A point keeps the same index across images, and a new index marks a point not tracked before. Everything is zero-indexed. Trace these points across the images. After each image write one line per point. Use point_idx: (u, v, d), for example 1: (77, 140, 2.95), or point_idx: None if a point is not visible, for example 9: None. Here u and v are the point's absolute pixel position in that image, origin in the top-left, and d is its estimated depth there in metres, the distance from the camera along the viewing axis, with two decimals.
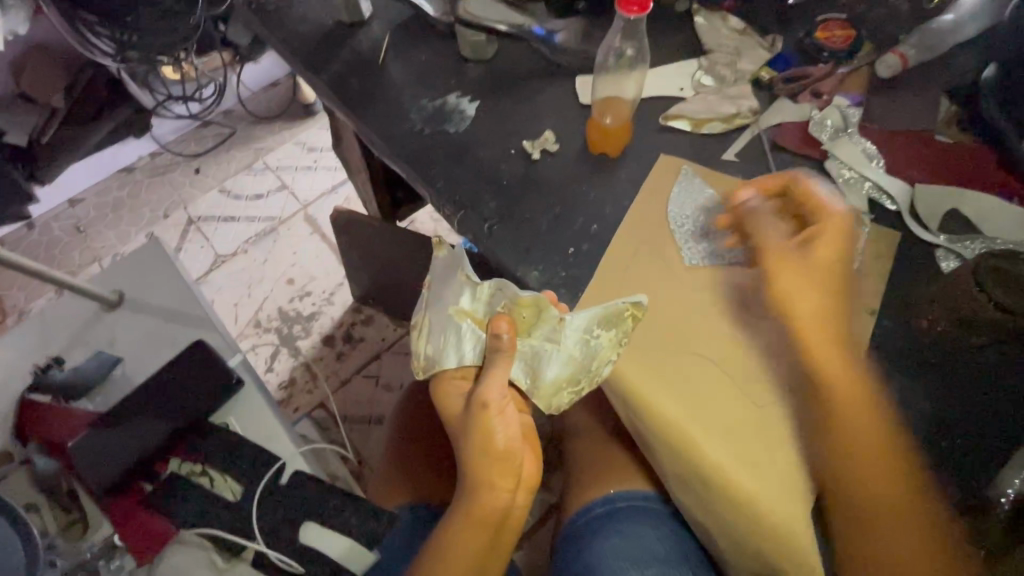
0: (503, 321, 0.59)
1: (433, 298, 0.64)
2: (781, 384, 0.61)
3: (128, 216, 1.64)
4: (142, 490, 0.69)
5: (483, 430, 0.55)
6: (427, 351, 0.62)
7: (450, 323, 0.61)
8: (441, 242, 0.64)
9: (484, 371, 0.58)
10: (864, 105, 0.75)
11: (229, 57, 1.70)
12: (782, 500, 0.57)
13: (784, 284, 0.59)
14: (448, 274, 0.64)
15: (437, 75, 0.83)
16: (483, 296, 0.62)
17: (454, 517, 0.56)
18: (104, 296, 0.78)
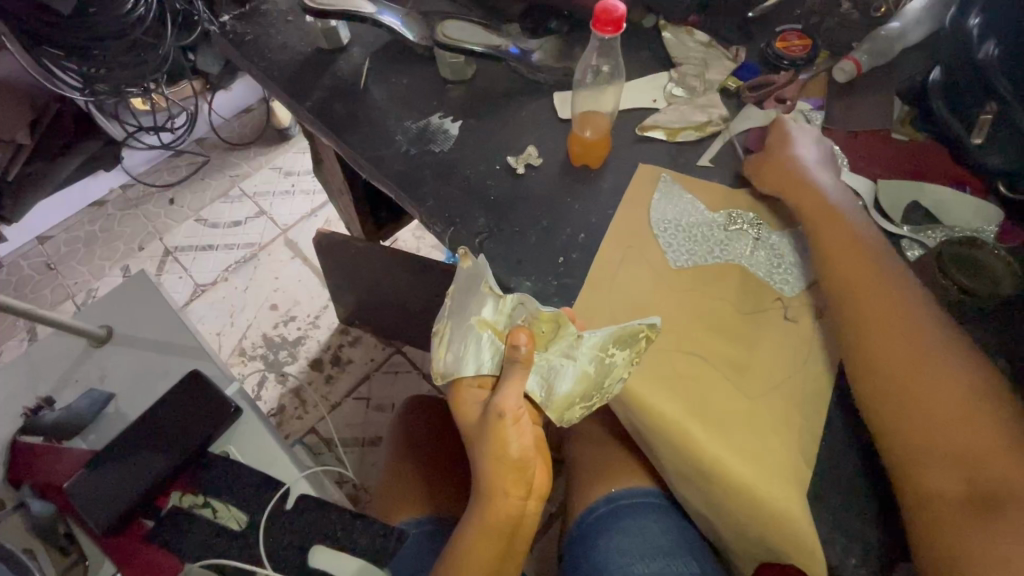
0: (523, 333, 0.59)
1: (455, 307, 0.64)
2: (770, 377, 0.64)
3: (102, 250, 1.61)
4: (143, 527, 0.68)
5: (498, 439, 0.55)
6: (446, 359, 0.63)
7: (472, 332, 0.62)
8: (466, 253, 0.63)
9: (501, 381, 0.58)
10: (824, 109, 0.80)
11: (201, 86, 1.69)
12: (782, 487, 0.58)
13: (783, 183, 0.71)
14: (469, 291, 0.63)
15: (419, 97, 0.85)
16: (505, 308, 0.63)
17: (468, 526, 0.58)
18: (93, 332, 0.77)
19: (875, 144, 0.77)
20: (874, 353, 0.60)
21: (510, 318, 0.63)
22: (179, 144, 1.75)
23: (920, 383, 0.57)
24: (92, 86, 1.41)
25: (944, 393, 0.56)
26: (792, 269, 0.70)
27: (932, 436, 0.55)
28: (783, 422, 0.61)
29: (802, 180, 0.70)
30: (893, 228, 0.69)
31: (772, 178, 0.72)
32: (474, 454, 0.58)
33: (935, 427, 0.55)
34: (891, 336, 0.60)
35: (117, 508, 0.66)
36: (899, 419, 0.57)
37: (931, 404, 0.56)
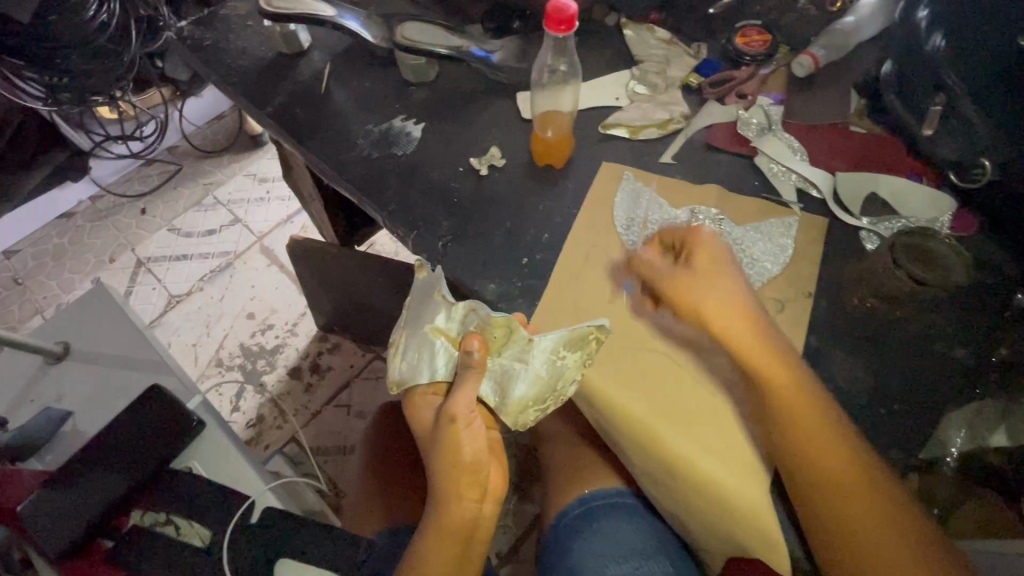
0: (475, 339, 0.59)
1: (408, 314, 0.62)
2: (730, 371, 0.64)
3: (71, 263, 1.57)
4: (102, 548, 0.66)
5: (450, 443, 0.55)
6: (403, 367, 0.62)
7: (427, 341, 0.61)
8: (422, 263, 0.62)
9: (455, 387, 0.58)
10: (785, 102, 0.81)
11: (169, 93, 1.66)
12: (735, 476, 0.59)
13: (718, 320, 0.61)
14: (424, 300, 0.62)
15: (381, 99, 0.85)
16: (457, 314, 0.62)
17: (427, 532, 0.57)
18: (48, 348, 0.75)
19: (834, 137, 0.77)
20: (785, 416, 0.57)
21: (466, 322, 0.62)
22: (149, 152, 1.71)
23: (824, 434, 0.56)
24: (55, 96, 1.37)
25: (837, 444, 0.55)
26: (756, 262, 0.69)
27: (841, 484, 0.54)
28: (739, 416, 0.62)
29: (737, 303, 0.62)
30: (852, 220, 0.71)
31: (719, 293, 0.62)
32: (429, 460, 0.58)
33: (843, 473, 0.55)
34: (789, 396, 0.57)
35: (74, 530, 0.64)
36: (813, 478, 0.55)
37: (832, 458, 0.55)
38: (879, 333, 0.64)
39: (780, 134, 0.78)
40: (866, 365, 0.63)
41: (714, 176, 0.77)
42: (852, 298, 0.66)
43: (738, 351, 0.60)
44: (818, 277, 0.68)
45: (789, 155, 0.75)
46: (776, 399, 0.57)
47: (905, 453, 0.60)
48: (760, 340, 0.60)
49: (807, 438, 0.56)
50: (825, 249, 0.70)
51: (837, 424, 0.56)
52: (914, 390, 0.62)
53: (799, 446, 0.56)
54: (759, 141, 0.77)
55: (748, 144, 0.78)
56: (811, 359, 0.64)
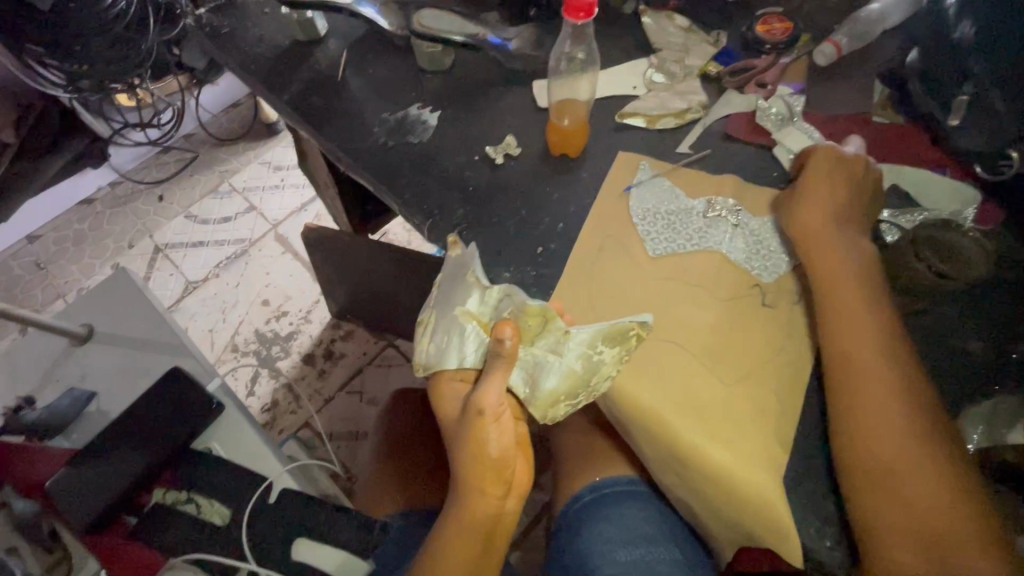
0: (508, 326, 0.57)
1: (441, 293, 0.64)
2: (751, 368, 0.63)
3: (92, 249, 1.60)
4: (125, 525, 0.69)
5: (476, 437, 0.55)
6: (429, 348, 0.63)
7: (457, 324, 0.62)
8: (457, 241, 0.64)
9: (484, 377, 0.58)
10: (805, 92, 0.80)
11: (186, 81, 1.67)
12: (752, 475, 0.57)
13: (804, 227, 0.67)
14: (455, 281, 0.64)
15: (397, 87, 0.85)
16: (490, 300, 0.63)
17: (447, 524, 0.58)
18: (74, 330, 0.77)
19: (855, 128, 0.76)
20: (838, 331, 0.61)
21: (493, 309, 0.63)
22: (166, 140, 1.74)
23: (873, 351, 0.60)
24: (75, 83, 1.40)
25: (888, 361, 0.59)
26: (773, 255, 0.69)
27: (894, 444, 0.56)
28: (762, 414, 0.61)
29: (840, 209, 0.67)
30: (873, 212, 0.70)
31: (818, 200, 0.67)
32: (453, 448, 0.58)
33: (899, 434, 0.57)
34: (871, 342, 0.60)
35: (99, 507, 0.66)
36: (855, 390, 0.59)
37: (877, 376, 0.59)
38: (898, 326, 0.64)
39: (800, 125, 0.76)
40: None
41: (731, 167, 0.76)
42: None
43: (819, 278, 0.64)
44: None
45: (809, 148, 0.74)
46: (855, 345, 0.60)
47: None
48: (845, 274, 0.63)
49: (866, 384, 0.59)
50: None
51: (896, 345, 0.60)
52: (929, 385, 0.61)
53: (857, 388, 0.59)
54: (779, 134, 0.76)
55: (767, 136, 0.77)
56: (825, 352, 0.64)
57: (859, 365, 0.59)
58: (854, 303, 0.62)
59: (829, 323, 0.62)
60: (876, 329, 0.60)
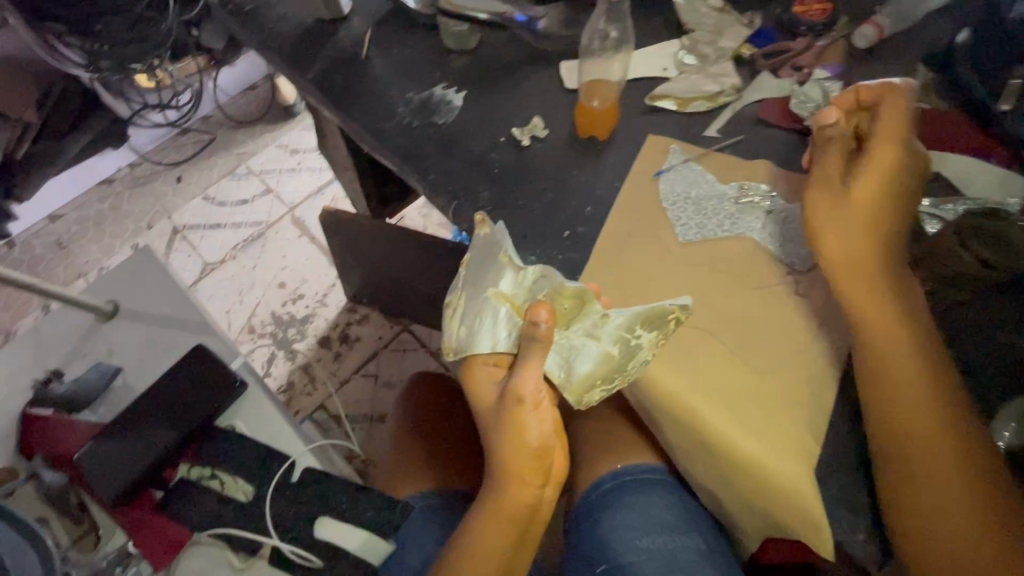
0: (543, 309, 0.55)
1: (471, 274, 0.62)
2: (786, 359, 0.62)
3: (112, 229, 1.61)
4: (152, 498, 0.69)
5: (517, 425, 0.55)
6: (459, 331, 0.61)
7: (488, 305, 0.60)
8: (484, 220, 0.62)
9: (520, 362, 0.56)
10: (844, 77, 0.77)
11: (205, 62, 1.67)
12: (781, 465, 0.57)
13: (842, 233, 0.62)
14: (486, 258, 0.62)
15: (422, 67, 0.83)
16: (523, 281, 0.61)
17: (479, 510, 0.58)
18: (100, 307, 0.78)
19: (895, 113, 0.73)
20: (868, 343, 0.59)
21: (522, 291, 0.61)
22: (185, 121, 1.73)
23: (906, 362, 0.57)
24: (96, 63, 1.39)
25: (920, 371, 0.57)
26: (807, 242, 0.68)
27: (924, 457, 0.55)
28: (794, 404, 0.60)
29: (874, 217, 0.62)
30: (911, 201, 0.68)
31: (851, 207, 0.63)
32: (489, 435, 0.57)
33: (931, 448, 0.55)
34: (895, 352, 0.58)
35: (127, 480, 0.67)
36: (888, 406, 0.57)
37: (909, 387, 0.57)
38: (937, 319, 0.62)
39: None
40: None
41: (765, 152, 0.74)
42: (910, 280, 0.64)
43: (847, 289, 0.61)
44: None
45: None
46: (887, 358, 0.58)
47: None
48: (877, 286, 0.60)
49: (898, 396, 0.57)
50: None
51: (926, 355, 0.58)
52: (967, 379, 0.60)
53: (890, 402, 0.57)
54: (815, 121, 0.73)
55: (801, 122, 0.74)
56: None
57: (892, 383, 0.57)
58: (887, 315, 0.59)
59: (860, 333, 0.59)
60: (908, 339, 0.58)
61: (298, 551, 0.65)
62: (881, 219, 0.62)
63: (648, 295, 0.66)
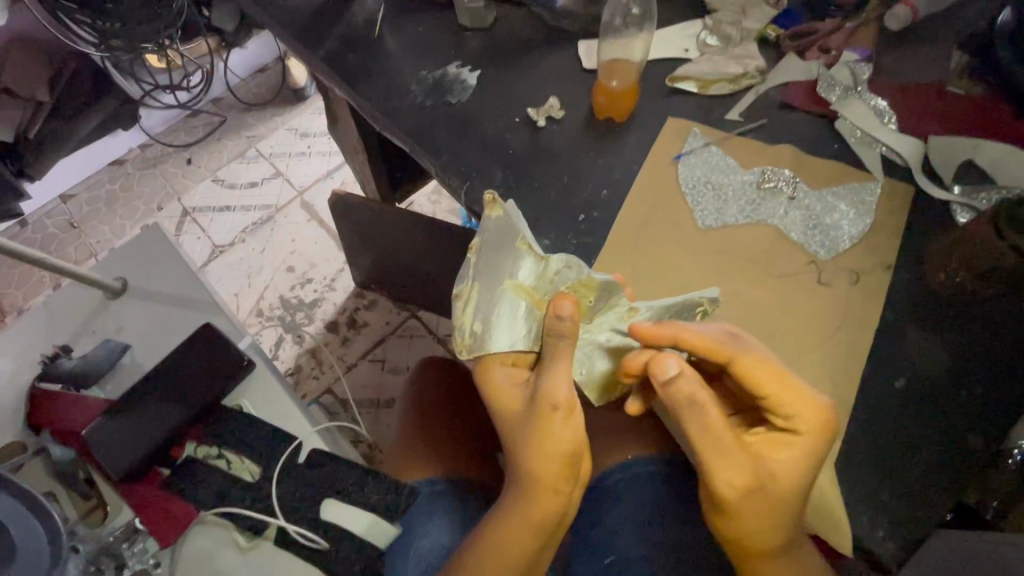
0: (567, 303, 0.54)
1: (484, 262, 0.58)
2: (820, 360, 0.60)
3: (123, 210, 1.61)
4: (159, 475, 0.69)
5: (545, 433, 0.52)
6: (472, 326, 0.58)
7: (507, 297, 0.58)
8: (494, 200, 0.55)
9: (548, 364, 0.55)
10: (873, 59, 0.74)
11: (216, 44, 1.65)
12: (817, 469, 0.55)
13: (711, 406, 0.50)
14: (501, 246, 0.57)
15: (436, 46, 0.81)
16: (544, 271, 0.58)
17: (503, 519, 0.55)
18: (109, 284, 0.77)
19: (926, 98, 0.71)
20: (754, 503, 0.50)
21: (543, 281, 0.58)
22: (195, 103, 1.72)
23: (783, 520, 0.51)
24: (108, 42, 1.38)
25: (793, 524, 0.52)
26: (831, 232, 0.65)
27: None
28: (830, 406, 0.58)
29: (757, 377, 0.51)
30: (939, 191, 0.66)
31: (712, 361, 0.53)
32: (511, 442, 0.55)
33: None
34: (770, 517, 0.51)
35: (135, 458, 0.67)
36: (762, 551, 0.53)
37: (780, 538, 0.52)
38: (962, 312, 0.61)
39: (865, 96, 0.71)
40: (946, 346, 0.60)
41: (789, 136, 0.71)
42: (936, 273, 0.62)
43: (720, 455, 0.50)
44: (897, 248, 0.64)
45: (874, 122, 0.70)
46: (760, 523, 0.51)
47: (985, 438, 0.56)
48: (745, 453, 0.50)
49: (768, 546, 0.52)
50: (909, 221, 0.65)
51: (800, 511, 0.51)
52: (999, 369, 0.59)
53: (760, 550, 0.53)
54: (841, 104, 0.71)
55: (828, 106, 0.72)
56: (888, 334, 0.61)
57: (762, 541, 0.52)
58: (772, 478, 0.50)
59: (737, 502, 0.51)
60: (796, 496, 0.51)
61: (303, 531, 0.64)
62: (756, 374, 0.51)
63: (666, 282, 0.65)
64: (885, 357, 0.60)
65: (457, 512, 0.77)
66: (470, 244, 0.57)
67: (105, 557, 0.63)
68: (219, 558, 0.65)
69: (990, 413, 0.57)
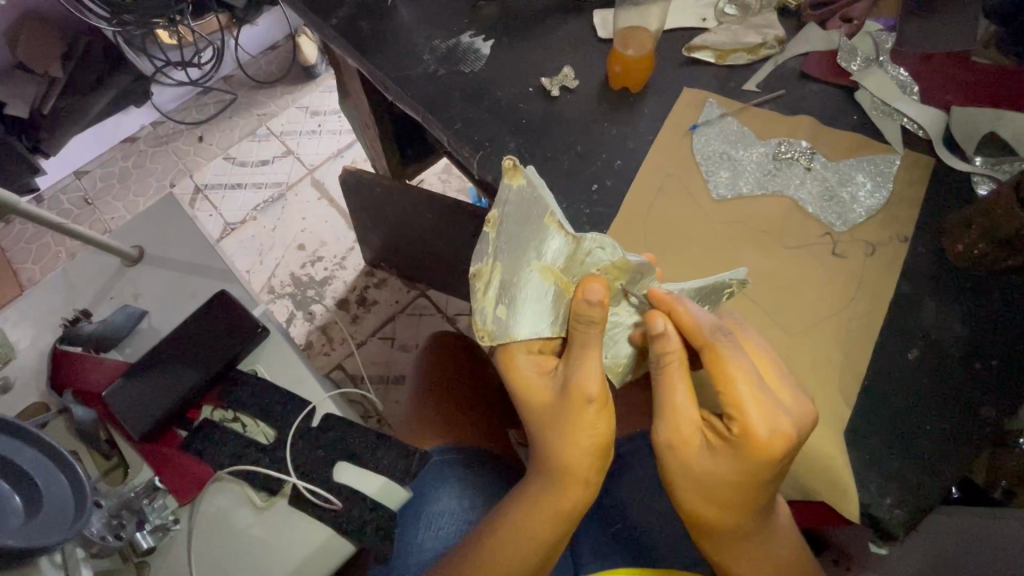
0: (597, 285, 0.51)
1: (508, 240, 0.51)
2: (845, 340, 0.59)
3: (136, 186, 1.63)
4: (177, 436, 0.71)
5: (577, 422, 0.52)
6: (497, 312, 0.53)
7: (532, 279, 0.53)
8: (516, 166, 0.50)
9: (577, 353, 0.53)
10: (897, 29, 0.73)
11: (227, 19, 1.64)
12: (829, 441, 0.56)
13: (670, 381, 0.52)
14: (525, 224, 0.51)
15: (449, 14, 0.80)
16: (575, 253, 0.53)
17: (530, 497, 0.57)
18: (125, 251, 0.78)
19: (949, 70, 0.70)
20: (690, 482, 0.53)
21: (573, 263, 0.54)
22: (207, 80, 1.71)
23: (723, 501, 0.52)
24: (120, 16, 1.38)
25: (735, 507, 0.52)
26: (847, 204, 0.65)
27: (761, 557, 0.56)
28: (851, 383, 0.57)
29: (716, 369, 0.50)
30: (962, 164, 0.64)
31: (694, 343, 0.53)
32: (537, 432, 0.55)
33: (760, 553, 0.56)
34: (708, 500, 0.53)
35: (153, 417, 0.69)
36: (708, 524, 0.55)
37: (724, 516, 0.54)
38: (979, 284, 0.60)
39: (887, 67, 0.70)
40: (961, 319, 0.59)
41: (807, 108, 0.70)
42: (958, 244, 0.60)
43: (667, 431, 0.52)
44: (916, 221, 0.63)
45: (895, 93, 0.68)
46: (700, 499, 0.53)
47: (996, 410, 0.56)
48: (688, 434, 0.52)
49: (715, 522, 0.54)
50: (928, 193, 0.64)
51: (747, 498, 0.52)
52: (1014, 342, 0.58)
53: (709, 525, 0.55)
54: (863, 74, 0.69)
55: (848, 77, 0.70)
56: (903, 306, 0.60)
57: (705, 516, 0.54)
58: (708, 465, 0.51)
59: (678, 477, 0.53)
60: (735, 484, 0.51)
61: (317, 490, 0.66)
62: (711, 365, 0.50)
63: (680, 254, 0.64)
64: (898, 326, 0.59)
65: (467, 479, 0.79)
66: (489, 218, 0.50)
67: (126, 511, 0.65)
68: (235, 516, 0.67)
69: (1001, 386, 0.57)
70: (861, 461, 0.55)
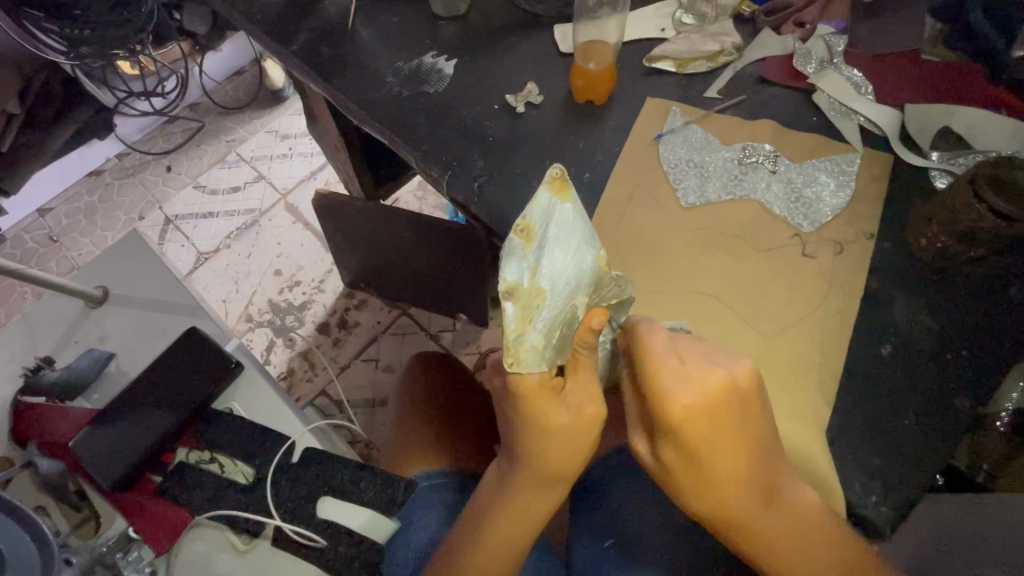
0: (600, 314, 0.49)
1: (549, 259, 0.46)
2: (825, 339, 0.60)
3: (103, 221, 1.58)
4: (151, 482, 0.69)
5: (572, 440, 0.51)
6: (535, 340, 0.46)
7: (567, 309, 0.47)
8: (559, 176, 0.46)
9: (581, 378, 0.52)
10: (848, 31, 0.75)
11: (189, 47, 1.62)
12: (805, 438, 0.56)
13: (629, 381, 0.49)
14: (569, 248, 0.46)
15: (410, 35, 0.80)
16: (603, 286, 0.50)
17: (508, 511, 0.56)
18: (89, 292, 0.76)
19: (900, 68, 0.72)
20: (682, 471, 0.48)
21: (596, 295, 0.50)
22: (172, 109, 1.68)
23: (728, 482, 0.48)
24: (77, 49, 1.35)
25: (744, 483, 0.48)
26: (813, 204, 0.66)
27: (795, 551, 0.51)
28: (826, 379, 0.58)
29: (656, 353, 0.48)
30: (920, 159, 0.66)
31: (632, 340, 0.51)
32: (534, 452, 0.52)
33: (792, 547, 0.51)
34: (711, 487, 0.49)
35: (124, 466, 0.66)
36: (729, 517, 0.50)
37: (741, 500, 0.49)
38: (944, 275, 0.62)
39: (841, 68, 0.72)
40: (932, 312, 0.60)
41: (768, 112, 0.71)
42: (922, 238, 0.61)
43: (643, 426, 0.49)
44: (880, 218, 0.65)
45: (851, 93, 0.70)
46: (704, 489, 0.49)
47: (972, 400, 0.57)
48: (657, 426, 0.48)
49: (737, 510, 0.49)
50: (890, 189, 0.66)
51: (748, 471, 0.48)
52: (982, 331, 0.60)
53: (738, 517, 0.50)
54: (819, 76, 0.71)
55: (805, 80, 0.72)
56: (872, 302, 0.61)
57: (721, 506, 0.49)
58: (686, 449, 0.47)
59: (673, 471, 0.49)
60: (726, 456, 0.47)
61: (304, 532, 0.64)
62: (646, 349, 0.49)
63: (652, 262, 0.64)
64: (871, 322, 0.60)
65: (456, 504, 0.78)
66: (523, 226, 0.46)
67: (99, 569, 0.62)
68: (216, 562, 0.65)
69: (976, 377, 0.58)
70: (845, 460, 0.55)
